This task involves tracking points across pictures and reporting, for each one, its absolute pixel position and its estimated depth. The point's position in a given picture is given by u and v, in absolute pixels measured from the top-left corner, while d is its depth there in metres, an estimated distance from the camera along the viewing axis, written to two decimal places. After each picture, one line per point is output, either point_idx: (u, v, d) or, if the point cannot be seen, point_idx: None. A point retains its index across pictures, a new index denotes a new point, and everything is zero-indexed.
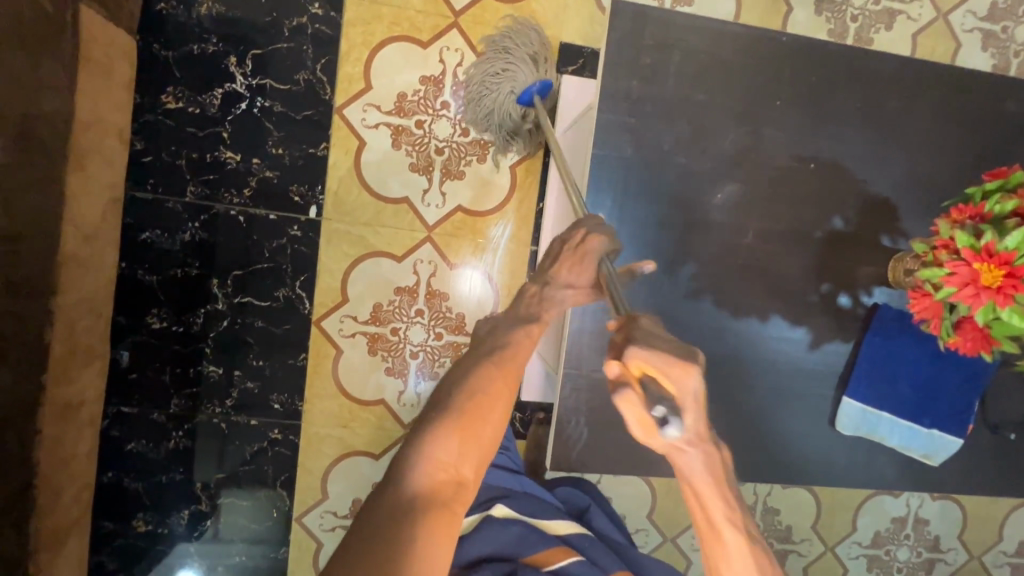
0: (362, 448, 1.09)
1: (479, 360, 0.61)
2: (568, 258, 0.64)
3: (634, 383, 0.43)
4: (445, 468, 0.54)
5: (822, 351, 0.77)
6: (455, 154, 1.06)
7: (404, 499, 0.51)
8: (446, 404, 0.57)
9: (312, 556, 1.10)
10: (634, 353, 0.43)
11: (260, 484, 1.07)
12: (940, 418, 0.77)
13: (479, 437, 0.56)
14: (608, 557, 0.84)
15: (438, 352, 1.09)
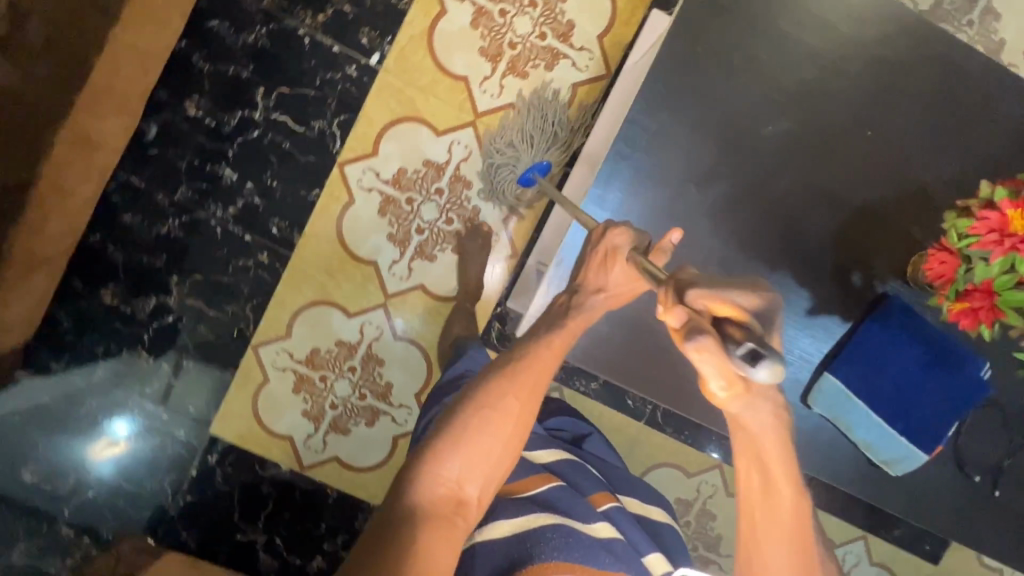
0: (339, 300, 1.09)
1: (489, 373, 0.65)
2: (593, 262, 0.71)
3: (708, 328, 0.49)
4: (450, 483, 0.59)
5: (812, 322, 0.79)
6: (527, 54, 1.06)
7: (408, 512, 0.57)
8: (453, 422, 0.62)
9: (254, 388, 1.10)
10: (697, 294, 0.51)
11: (231, 300, 1.08)
12: (909, 428, 0.75)
13: (480, 452, 0.61)
14: (590, 483, 0.79)
15: (443, 237, 1.09)
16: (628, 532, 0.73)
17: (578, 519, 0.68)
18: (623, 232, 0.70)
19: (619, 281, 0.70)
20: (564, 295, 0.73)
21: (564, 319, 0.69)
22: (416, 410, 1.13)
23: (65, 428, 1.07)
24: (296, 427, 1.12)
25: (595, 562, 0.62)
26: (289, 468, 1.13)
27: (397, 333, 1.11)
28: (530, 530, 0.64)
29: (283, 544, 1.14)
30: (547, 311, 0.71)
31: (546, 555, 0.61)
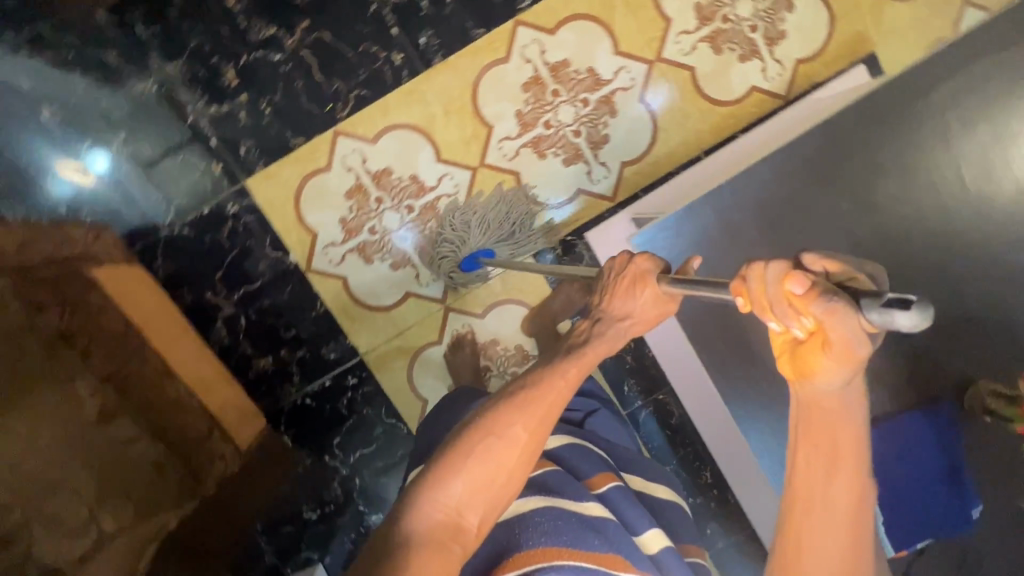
0: (437, 140, 1.06)
1: (500, 400, 0.64)
2: (619, 285, 0.73)
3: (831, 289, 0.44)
4: (449, 511, 0.58)
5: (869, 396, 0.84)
6: (731, 35, 1.06)
7: (402, 537, 0.56)
8: (457, 445, 0.61)
9: (311, 168, 1.04)
10: (812, 258, 0.47)
11: (343, 78, 1.02)
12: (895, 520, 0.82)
13: (482, 478, 0.59)
14: (590, 465, 0.76)
15: (563, 143, 1.07)
16: (624, 514, 0.71)
17: (568, 501, 0.66)
18: (647, 256, 0.74)
19: (642, 308, 0.72)
20: (587, 322, 0.74)
21: (583, 347, 0.69)
22: (441, 280, 1.10)
23: (36, 127, 0.99)
24: (326, 228, 1.06)
25: (584, 545, 0.59)
26: (295, 262, 1.07)
27: (468, 202, 1.08)
28: (519, 515, 0.64)
29: (245, 326, 1.08)
30: (568, 343, 0.72)
31: (530, 540, 0.59)
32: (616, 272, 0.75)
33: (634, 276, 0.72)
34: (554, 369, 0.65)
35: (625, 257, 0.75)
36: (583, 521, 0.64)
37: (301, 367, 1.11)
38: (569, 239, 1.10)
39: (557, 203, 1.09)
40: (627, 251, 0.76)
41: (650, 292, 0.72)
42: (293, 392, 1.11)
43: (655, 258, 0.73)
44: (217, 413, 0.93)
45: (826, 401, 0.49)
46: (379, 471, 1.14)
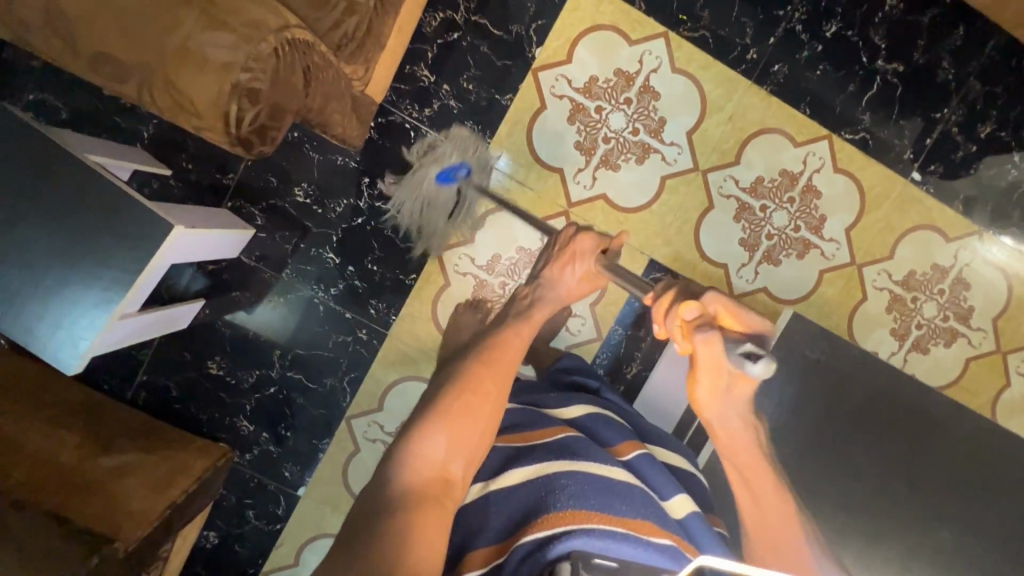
0: (703, 122, 1.10)
1: (467, 360, 0.71)
2: (558, 257, 0.83)
3: (710, 323, 0.69)
4: (433, 464, 0.60)
5: None
6: (904, 313, 1.17)
7: (392, 497, 0.57)
8: (435, 404, 0.65)
9: (622, 26, 1.07)
10: (710, 300, 0.70)
11: (710, 18, 1.08)
12: None
13: (463, 432, 0.63)
14: (616, 434, 0.77)
15: (757, 230, 1.13)
16: (649, 478, 0.71)
17: (594, 464, 0.65)
18: (585, 231, 0.84)
19: (574, 283, 0.81)
20: (529, 287, 0.82)
21: (529, 313, 0.78)
22: (587, 193, 1.10)
23: None
24: (578, 68, 1.08)
25: (610, 509, 0.59)
26: (533, 55, 1.07)
27: (666, 177, 1.11)
28: (542, 476, 0.62)
29: (450, 40, 1.05)
30: (512, 308, 0.81)
31: (559, 503, 0.58)
32: (562, 248, 0.83)
33: (572, 253, 0.82)
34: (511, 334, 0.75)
35: (569, 234, 0.84)
36: (610, 484, 0.63)
37: (438, 109, 1.07)
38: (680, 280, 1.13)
39: (706, 253, 1.13)
40: (573, 227, 0.85)
41: (591, 271, 0.82)
42: (410, 115, 1.06)
43: (598, 235, 0.82)
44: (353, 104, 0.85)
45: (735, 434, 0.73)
46: (379, 236, 1.08)
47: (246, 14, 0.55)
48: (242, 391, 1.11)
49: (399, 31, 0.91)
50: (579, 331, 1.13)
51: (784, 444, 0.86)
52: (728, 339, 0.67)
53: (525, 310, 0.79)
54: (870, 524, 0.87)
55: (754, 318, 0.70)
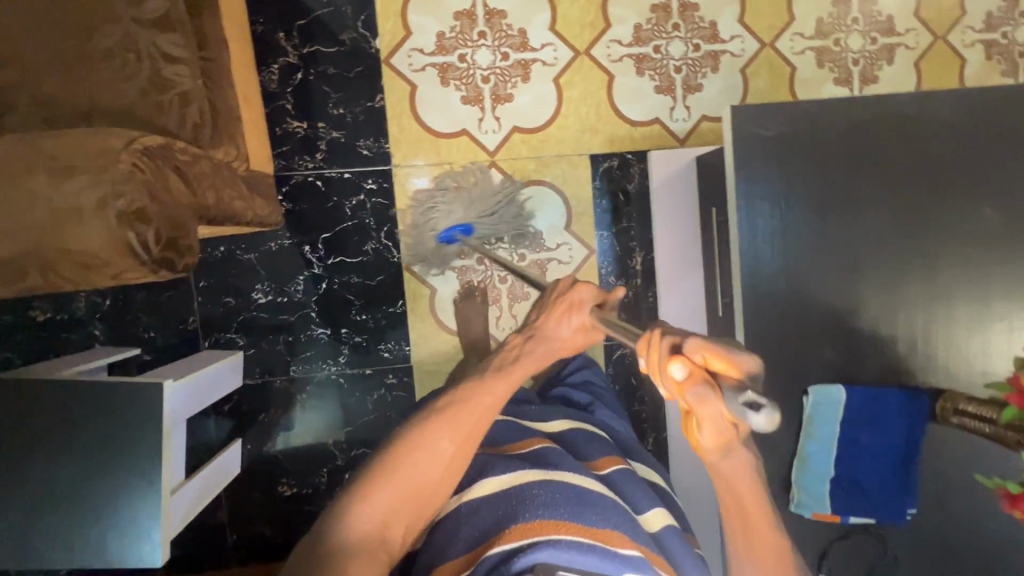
0: (557, 11, 1.09)
1: (430, 402, 0.62)
2: (553, 307, 0.69)
3: (702, 382, 0.40)
4: (371, 526, 0.54)
5: (827, 385, 0.79)
6: (836, 59, 1.15)
7: (327, 559, 0.52)
8: (385, 450, 0.58)
9: None
10: (694, 346, 0.42)
11: None
12: (843, 453, 0.80)
13: (412, 489, 0.57)
14: (596, 448, 0.74)
15: (664, 72, 1.12)
16: (628, 494, 0.66)
17: (566, 473, 0.62)
18: (585, 284, 0.71)
19: (565, 334, 0.69)
20: (519, 333, 0.68)
21: (508, 367, 0.64)
22: (500, 135, 1.10)
23: None
24: (422, 34, 1.06)
25: (581, 520, 0.55)
26: (378, 49, 1.06)
27: (558, 78, 1.10)
28: (515, 486, 0.60)
29: (297, 82, 1.04)
30: (494, 354, 0.68)
31: (530, 512, 0.55)
32: (557, 298, 0.69)
33: (569, 304, 0.69)
34: (480, 378, 0.64)
35: (567, 281, 0.73)
36: (582, 494, 0.59)
37: (328, 148, 1.06)
38: (628, 158, 1.12)
39: (634, 120, 1.12)
40: (570, 278, 0.73)
41: (586, 325, 0.69)
42: (307, 169, 1.06)
43: (596, 288, 0.70)
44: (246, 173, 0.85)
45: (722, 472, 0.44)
46: (349, 287, 1.08)
47: (88, 147, 0.55)
48: (324, 494, 1.11)
49: (242, 97, 0.89)
50: (571, 257, 1.12)
51: (823, 224, 0.80)
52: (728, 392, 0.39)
53: (504, 359, 0.66)
54: (949, 244, 0.80)
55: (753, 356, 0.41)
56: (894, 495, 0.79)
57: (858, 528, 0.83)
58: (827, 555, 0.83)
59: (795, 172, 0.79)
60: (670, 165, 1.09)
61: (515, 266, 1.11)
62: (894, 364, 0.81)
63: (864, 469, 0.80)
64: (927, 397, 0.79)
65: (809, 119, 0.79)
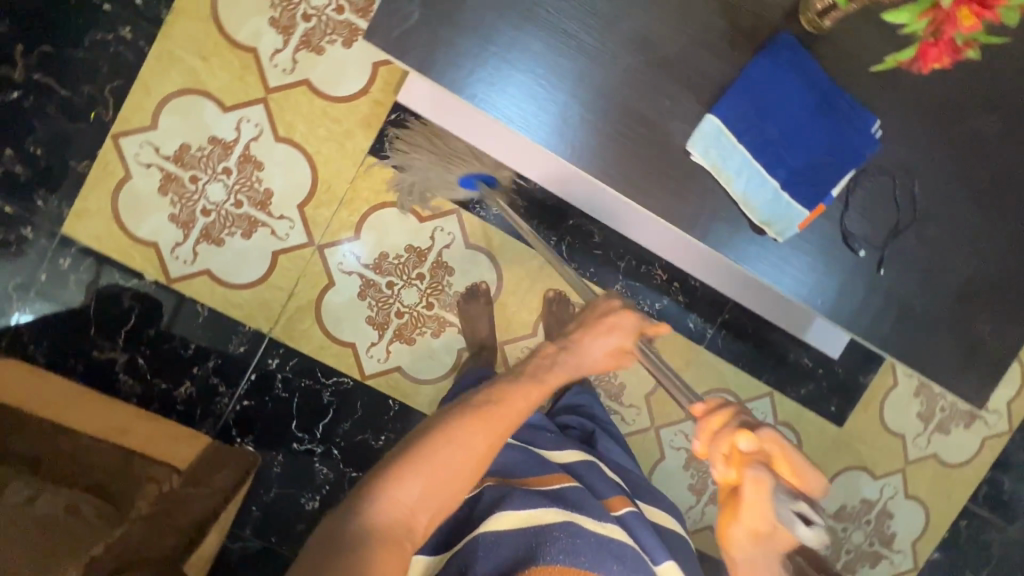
0: (213, 91, 0.98)
1: (464, 406, 0.64)
2: (592, 326, 0.74)
3: (766, 464, 0.56)
4: (404, 508, 0.56)
5: (697, 131, 0.70)
6: None
7: (359, 535, 0.53)
8: (421, 445, 0.59)
9: (112, 185, 0.98)
10: (772, 440, 0.56)
11: (88, 80, 0.95)
12: (774, 156, 0.70)
13: (441, 485, 0.58)
14: (609, 487, 0.76)
15: (333, 27, 0.99)
16: (642, 540, 0.69)
17: (590, 519, 0.65)
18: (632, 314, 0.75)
19: (596, 356, 0.73)
20: (551, 345, 0.73)
21: (540, 377, 0.69)
22: (298, 224, 1.03)
23: None
24: (163, 233, 1.01)
25: (600, 570, 0.60)
26: (153, 280, 1.02)
27: (277, 134, 1.00)
28: (535, 527, 0.62)
29: (146, 365, 1.03)
30: (527, 364, 0.71)
31: (547, 555, 0.59)
32: (598, 318, 0.75)
33: (606, 323, 0.74)
34: (513, 389, 0.67)
35: (610, 306, 0.76)
36: (602, 543, 0.63)
37: (222, 375, 1.06)
38: (397, 116, 1.02)
39: (363, 88, 1.01)
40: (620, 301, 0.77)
41: (627, 348, 0.74)
42: (228, 404, 1.06)
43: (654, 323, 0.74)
44: (178, 463, 0.90)
45: (750, 557, 0.56)
46: (350, 433, 1.10)
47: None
48: None
49: (112, 425, 0.90)
50: (452, 234, 1.07)
51: (544, 15, 0.68)
52: (782, 490, 0.55)
53: (538, 369, 0.70)
54: None
55: (815, 473, 0.57)
56: (851, 135, 0.71)
57: (849, 186, 0.75)
58: (850, 229, 0.76)
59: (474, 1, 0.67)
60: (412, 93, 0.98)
61: (424, 287, 1.08)
62: (726, 44, 0.71)
63: (801, 150, 0.70)
64: (788, 33, 0.70)
65: None
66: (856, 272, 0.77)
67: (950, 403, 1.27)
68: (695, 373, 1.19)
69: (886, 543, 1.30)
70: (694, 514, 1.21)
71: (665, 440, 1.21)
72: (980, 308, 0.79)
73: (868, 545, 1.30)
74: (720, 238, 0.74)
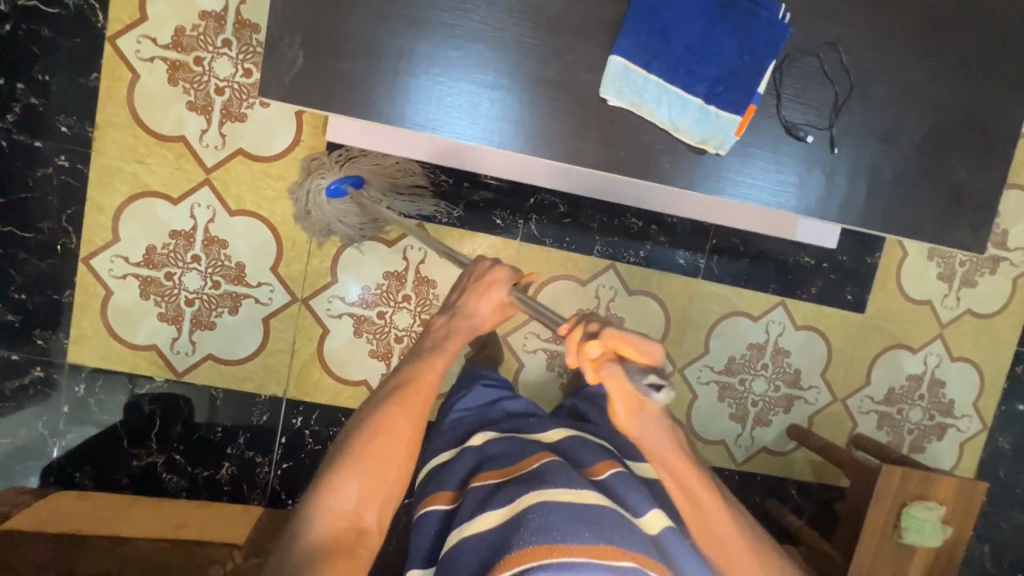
0: (158, 188, 1.01)
1: (378, 401, 0.71)
2: (474, 289, 0.73)
3: (613, 359, 0.57)
4: (345, 513, 0.65)
5: (606, 76, 0.69)
6: None
7: (308, 548, 0.62)
8: (345, 453, 0.67)
9: (98, 305, 1.02)
10: (609, 334, 0.57)
11: (45, 216, 0.99)
12: (688, 75, 0.69)
13: (375, 482, 0.67)
14: (593, 455, 0.80)
15: (247, 92, 1.01)
16: (625, 497, 0.72)
17: (563, 490, 0.68)
18: (500, 263, 0.74)
19: (490, 313, 0.73)
20: (443, 315, 0.75)
21: (442, 348, 0.73)
22: (277, 286, 1.06)
23: None
24: (158, 334, 1.04)
25: (574, 539, 0.61)
26: (164, 379, 1.06)
27: (231, 209, 1.03)
28: (515, 513, 0.65)
29: (183, 459, 1.08)
30: (426, 341, 0.75)
31: (523, 539, 0.62)
32: (475, 280, 0.74)
33: (488, 282, 0.73)
34: (421, 367, 0.72)
35: (483, 267, 0.75)
36: (576, 511, 0.65)
37: (255, 448, 1.10)
38: (333, 155, 1.04)
39: (294, 139, 1.02)
40: (487, 257, 0.76)
41: (505, 298, 0.73)
42: (269, 471, 1.10)
43: (512, 268, 0.73)
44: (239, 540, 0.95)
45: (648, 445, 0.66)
46: None
47: None
48: None
49: (171, 522, 0.96)
50: (422, 248, 1.08)
51: (423, 16, 0.68)
52: (634, 374, 0.55)
53: (437, 342, 0.74)
54: None
55: (654, 344, 0.56)
56: (760, 28, 0.69)
57: (776, 78, 0.73)
58: (791, 120, 0.74)
59: (352, 23, 0.67)
60: (341, 130, 0.97)
61: (413, 306, 1.10)
62: None
63: (714, 60, 0.69)
64: None
65: None
66: (810, 160, 0.75)
67: (969, 256, 1.23)
68: (700, 305, 1.18)
69: (946, 412, 1.27)
70: (743, 440, 1.20)
71: (692, 378, 1.20)
72: (951, 155, 0.77)
73: (929, 419, 1.27)
74: (664, 169, 0.73)
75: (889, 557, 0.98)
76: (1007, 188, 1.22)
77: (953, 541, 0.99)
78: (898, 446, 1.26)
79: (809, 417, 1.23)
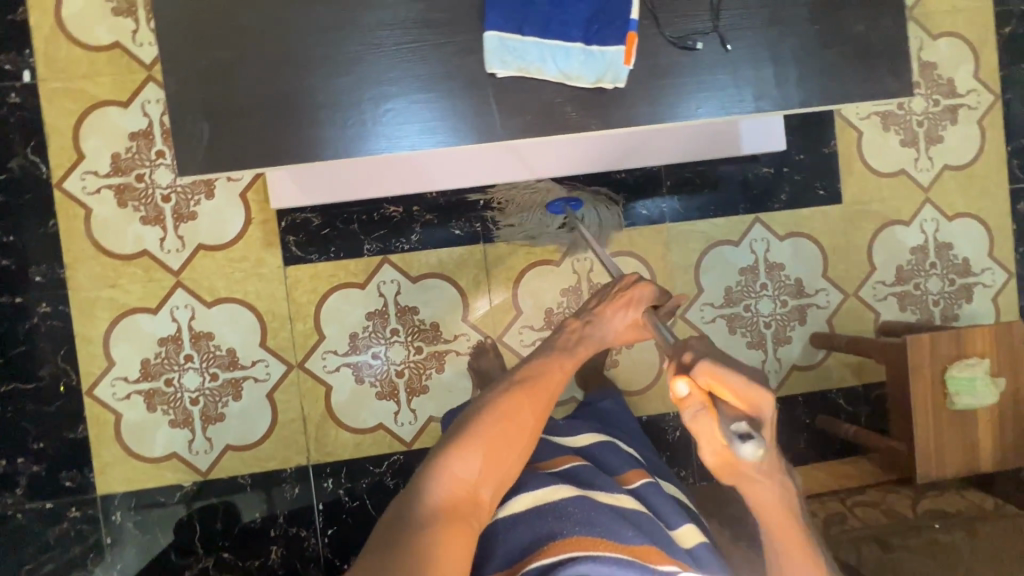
0: (136, 304, 1.06)
1: (505, 381, 0.66)
2: (614, 300, 0.75)
3: (700, 402, 0.46)
4: (466, 485, 0.58)
5: (487, 52, 0.72)
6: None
7: (422, 514, 0.56)
8: (471, 423, 0.61)
9: (112, 429, 1.05)
10: (702, 370, 0.46)
11: (42, 363, 1.04)
12: (561, 28, 0.72)
13: (500, 461, 0.60)
14: (623, 464, 0.81)
15: (190, 191, 1.06)
16: (657, 508, 0.74)
17: (602, 493, 0.70)
18: (644, 281, 0.76)
19: (621, 329, 0.74)
20: (577, 319, 0.74)
21: (573, 350, 0.70)
22: (270, 359, 1.08)
23: None
24: (174, 440, 1.07)
25: (618, 538, 0.62)
26: (191, 482, 1.07)
27: (207, 301, 1.07)
28: (550, 502, 0.67)
29: (231, 555, 1.08)
30: (556, 340, 0.72)
31: (566, 530, 0.63)
32: (614, 293, 0.76)
33: (627, 298, 0.74)
34: (558, 357, 0.68)
35: (627, 282, 0.77)
36: (619, 513, 0.67)
37: (295, 523, 1.09)
38: (284, 222, 1.08)
39: (245, 220, 1.07)
40: (633, 274, 0.78)
41: (639, 318, 0.74)
42: (315, 542, 1.09)
43: (658, 289, 0.75)
44: None
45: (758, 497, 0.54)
46: None
47: None
48: None
49: None
50: (394, 279, 1.10)
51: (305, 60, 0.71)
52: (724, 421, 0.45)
53: (569, 343, 0.71)
54: None
55: (759, 390, 0.46)
56: None
57: (647, 2, 0.74)
58: (674, 36, 0.75)
59: (244, 84, 0.71)
60: (280, 193, 1.03)
61: (404, 337, 1.11)
62: None
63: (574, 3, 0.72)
64: None
65: (185, 73, 0.70)
66: (710, 65, 0.76)
67: (925, 113, 1.21)
68: (679, 247, 1.16)
69: (965, 272, 1.22)
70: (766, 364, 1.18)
71: (697, 320, 1.18)
72: (841, 13, 0.78)
73: (950, 285, 1.22)
74: (573, 115, 0.74)
75: (952, 429, 0.93)
76: (935, 37, 1.21)
77: (1011, 391, 0.93)
78: (928, 322, 1.21)
79: (827, 320, 1.19)
